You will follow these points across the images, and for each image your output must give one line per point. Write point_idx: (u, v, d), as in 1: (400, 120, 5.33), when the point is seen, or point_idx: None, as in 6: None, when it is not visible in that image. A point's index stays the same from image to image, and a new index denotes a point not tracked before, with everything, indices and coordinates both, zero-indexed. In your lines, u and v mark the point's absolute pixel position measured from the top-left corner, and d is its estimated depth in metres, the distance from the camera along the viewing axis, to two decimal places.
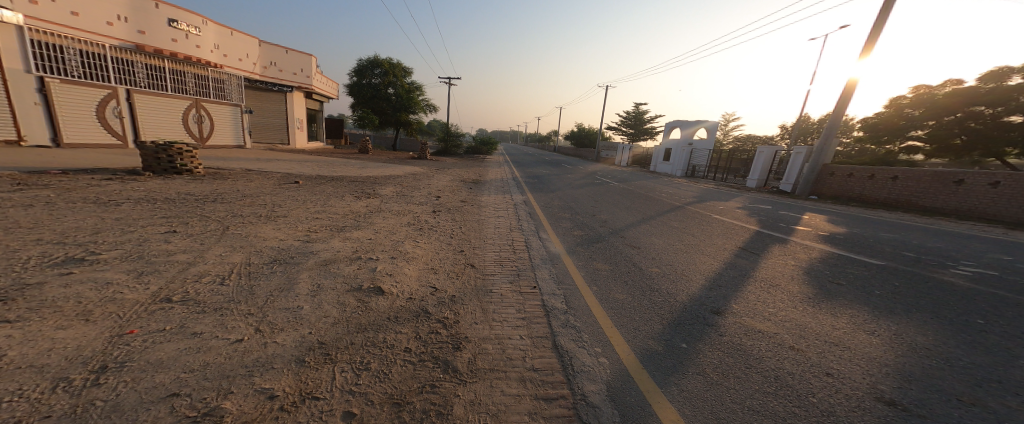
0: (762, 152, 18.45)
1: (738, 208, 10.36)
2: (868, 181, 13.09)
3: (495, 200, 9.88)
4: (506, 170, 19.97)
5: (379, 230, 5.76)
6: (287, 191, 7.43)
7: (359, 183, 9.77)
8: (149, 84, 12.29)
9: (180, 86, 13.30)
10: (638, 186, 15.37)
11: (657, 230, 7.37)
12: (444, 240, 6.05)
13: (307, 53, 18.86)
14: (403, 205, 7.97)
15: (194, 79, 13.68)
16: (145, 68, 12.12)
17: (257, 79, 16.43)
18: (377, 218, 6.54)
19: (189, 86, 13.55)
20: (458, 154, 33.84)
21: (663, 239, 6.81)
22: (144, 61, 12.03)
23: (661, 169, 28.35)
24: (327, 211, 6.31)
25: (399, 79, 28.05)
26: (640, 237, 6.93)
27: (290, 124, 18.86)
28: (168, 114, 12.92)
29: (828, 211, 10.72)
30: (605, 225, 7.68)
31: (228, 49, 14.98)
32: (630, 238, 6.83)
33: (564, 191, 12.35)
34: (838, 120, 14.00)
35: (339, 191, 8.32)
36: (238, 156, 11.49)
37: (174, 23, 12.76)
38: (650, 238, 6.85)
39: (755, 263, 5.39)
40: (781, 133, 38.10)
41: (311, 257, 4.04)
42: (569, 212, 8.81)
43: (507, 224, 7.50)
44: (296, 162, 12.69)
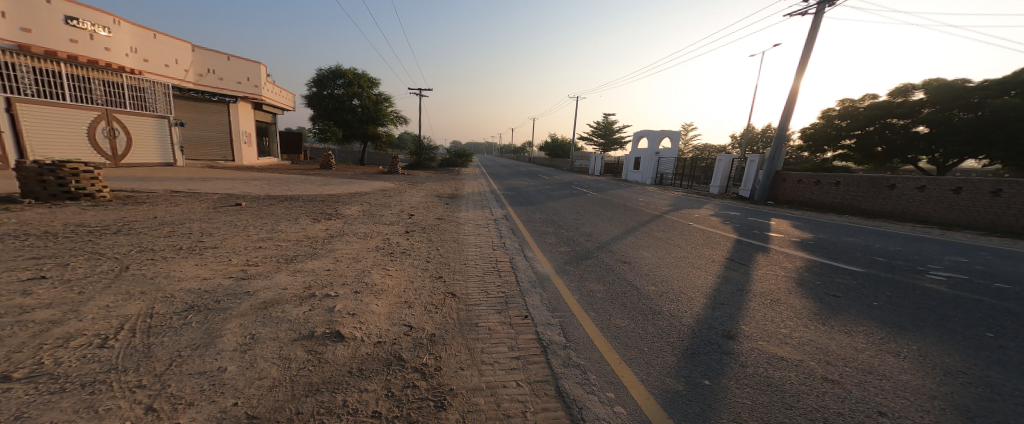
0: (721, 160, 19.25)
1: (711, 216, 10.45)
2: (815, 187, 13.80)
3: (473, 216, 9.28)
4: (481, 182, 19.29)
5: (339, 258, 4.96)
6: (228, 216, 6.40)
7: (318, 202, 8.78)
8: (37, 91, 10.37)
9: (85, 95, 11.32)
10: (612, 196, 15.38)
11: (642, 243, 7.11)
12: (418, 265, 5.36)
13: (255, 61, 17.46)
14: (368, 226, 7.15)
15: (104, 86, 11.81)
16: (32, 72, 10.23)
17: (189, 88, 14.70)
18: (338, 242, 5.72)
19: (97, 95, 11.60)
20: (431, 167, 32.72)
21: (650, 252, 6.54)
22: (30, 64, 10.16)
23: (633, 177, 29.15)
24: (274, 237, 5.40)
25: (365, 90, 26.71)
26: (626, 251, 6.62)
27: (233, 138, 17.12)
28: (68, 127, 10.99)
29: (791, 217, 11.08)
30: (589, 239, 7.31)
31: (150, 54, 13.28)
32: (616, 253, 6.49)
33: (544, 203, 11.97)
34: (785, 129, 14.76)
35: (292, 212, 7.35)
36: (165, 176, 9.95)
37: (73, 20, 11.04)
38: (638, 252, 6.55)
39: (748, 275, 5.20)
40: (733, 143, 40.50)
41: (244, 300, 3.19)
42: (552, 226, 8.39)
43: (485, 243, 6.91)
44: (243, 179, 11.30)
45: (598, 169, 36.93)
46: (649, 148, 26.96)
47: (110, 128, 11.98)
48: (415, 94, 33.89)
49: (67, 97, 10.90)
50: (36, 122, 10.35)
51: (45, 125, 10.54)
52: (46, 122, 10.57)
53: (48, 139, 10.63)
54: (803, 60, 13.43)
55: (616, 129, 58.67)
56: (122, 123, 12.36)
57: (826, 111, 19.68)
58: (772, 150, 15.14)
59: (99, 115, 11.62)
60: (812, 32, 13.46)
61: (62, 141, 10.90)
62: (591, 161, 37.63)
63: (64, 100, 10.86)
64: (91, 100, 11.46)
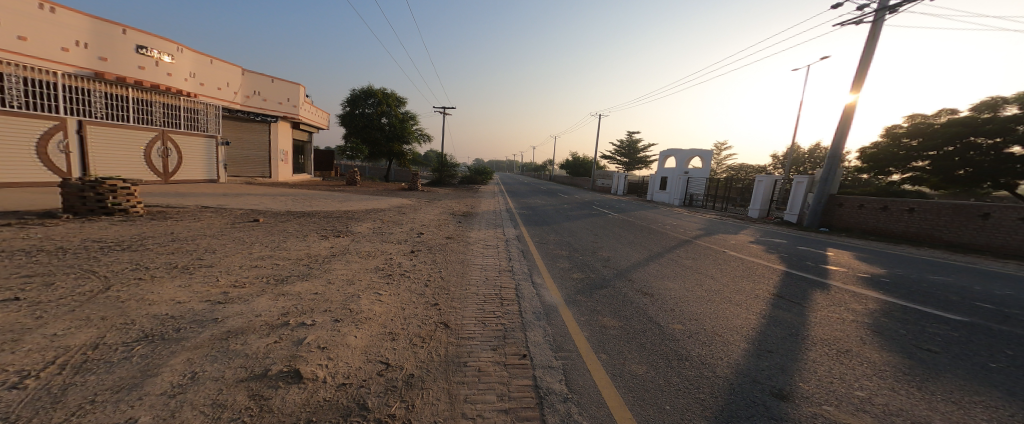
0: (761, 181, 17.63)
1: (751, 243, 9.34)
2: (881, 213, 12.10)
3: (484, 235, 8.89)
4: (500, 200, 19.03)
5: (332, 280, 4.66)
6: (240, 231, 6.42)
7: (332, 218, 8.79)
8: (105, 114, 11.38)
9: (146, 117, 12.43)
10: (639, 217, 14.44)
11: (671, 271, 6.33)
12: (414, 289, 4.96)
13: (294, 82, 18.52)
14: (375, 244, 6.92)
15: (162, 109, 12.88)
16: (104, 97, 11.33)
17: (236, 109, 15.84)
18: (337, 262, 5.46)
19: (156, 117, 12.72)
20: (452, 184, 33.21)
21: (680, 282, 5.75)
22: (102, 90, 11.28)
23: (658, 197, 27.76)
24: (273, 255, 5.23)
25: (392, 109, 27.86)
26: (653, 280, 5.88)
27: (272, 156, 18.11)
28: (128, 147, 11.99)
29: (852, 246, 9.64)
30: (608, 265, 6.63)
31: (205, 78, 14.46)
32: (642, 283, 5.76)
33: (560, 223, 11.35)
34: (840, 149, 13.23)
35: (303, 228, 7.32)
36: (201, 192, 10.49)
37: (143, 49, 12.32)
38: (665, 282, 5.78)
39: (804, 318, 4.31)
40: (773, 163, 37.84)
41: (207, 329, 2.90)
42: (567, 248, 7.80)
43: (493, 266, 6.44)
44: (273, 195, 11.85)
45: (621, 188, 35.76)
46: (677, 167, 25.65)
47: (165, 148, 13.02)
48: (440, 113, 34.68)
49: (131, 119, 11.98)
50: (103, 143, 11.37)
51: (110, 146, 11.56)
52: (111, 143, 11.57)
53: (111, 158, 11.61)
54: (860, 72, 12.04)
55: (645, 148, 57.06)
56: (175, 143, 13.38)
57: (892, 129, 17.54)
58: (823, 169, 13.57)
59: (156, 135, 12.70)
60: (870, 42, 12.07)
61: (122, 160, 11.87)
62: (613, 180, 36.64)
63: (127, 122, 11.90)
64: (151, 122, 12.58)
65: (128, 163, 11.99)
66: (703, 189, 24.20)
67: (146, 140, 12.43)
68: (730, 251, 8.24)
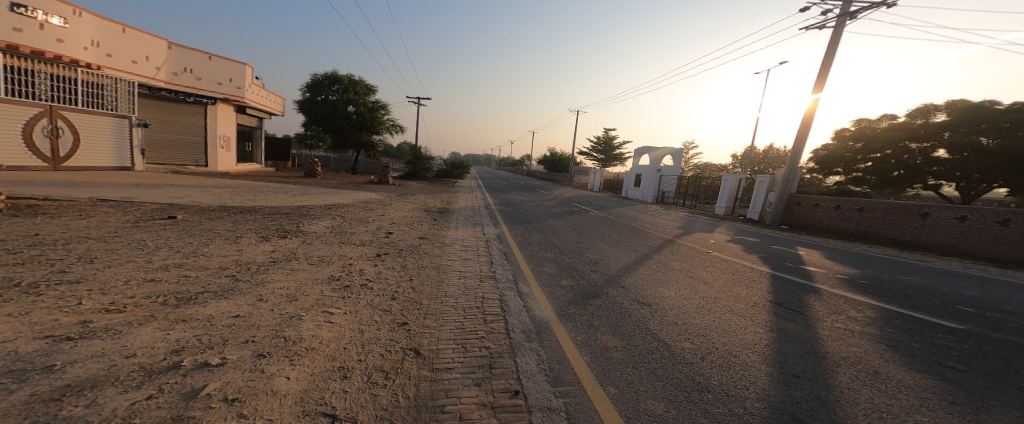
0: (728, 180, 18.15)
1: (729, 242, 9.23)
2: (835, 212, 12.69)
3: (462, 235, 8.01)
4: (478, 195, 18.09)
5: (266, 294, 3.62)
6: (144, 233, 5.05)
7: (283, 214, 7.49)
8: None
9: (26, 90, 9.73)
10: (615, 215, 14.19)
11: (662, 276, 5.88)
12: (376, 304, 4.03)
13: (240, 62, 16.29)
14: (331, 247, 5.83)
15: (48, 80, 10.20)
16: None
17: (160, 87, 13.41)
18: (276, 270, 4.39)
19: (41, 89, 10.03)
20: (427, 178, 31.63)
21: (674, 289, 5.29)
22: None
23: (633, 194, 28.26)
24: (183, 264, 4.05)
25: (361, 97, 25.69)
26: (647, 287, 5.37)
27: (209, 142, 15.75)
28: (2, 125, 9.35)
29: (817, 244, 9.88)
30: (597, 270, 6.08)
31: (114, 48, 11.79)
32: (637, 291, 5.22)
33: (542, 221, 10.75)
34: (801, 151, 13.78)
35: (241, 227, 6.06)
36: (107, 181, 8.60)
37: (20, 7, 9.47)
38: (660, 290, 5.28)
39: (812, 331, 3.90)
40: (735, 162, 39.71)
41: (28, 388, 1.86)
42: (552, 250, 7.17)
43: (470, 271, 5.63)
44: (206, 186, 10.03)
45: (597, 185, 35.98)
46: (649, 165, 26.12)
47: (54, 126, 10.38)
48: (410, 103, 32.65)
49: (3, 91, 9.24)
50: None
51: None
52: None
53: None
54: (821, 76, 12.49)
55: (615, 146, 57.92)
56: (69, 122, 10.77)
57: (841, 132, 18.72)
58: (785, 170, 14.12)
59: (42, 111, 10.07)
60: (831, 49, 12.67)
61: None
62: (588, 176, 36.79)
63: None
64: (35, 96, 9.91)
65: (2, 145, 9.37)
66: (674, 187, 24.83)
67: (27, 116, 9.81)
68: (711, 252, 7.96)
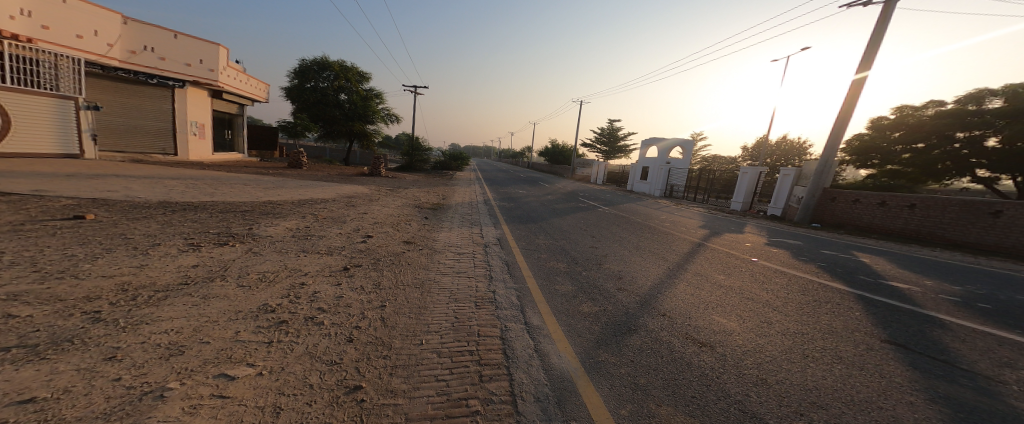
0: (746, 173, 16.66)
1: (769, 245, 7.79)
2: (878, 208, 11.20)
3: (456, 237, 6.65)
4: (476, 189, 16.71)
5: (130, 341, 2.30)
6: (19, 240, 3.70)
7: (240, 211, 6.14)
8: None
9: None
10: (629, 212, 12.81)
11: (714, 298, 4.44)
12: (320, 353, 2.75)
13: (213, 42, 14.81)
14: (284, 257, 4.45)
15: None
16: None
17: (115, 66, 11.93)
18: (180, 298, 3.03)
19: None
20: (424, 170, 30.21)
21: (738, 320, 3.87)
22: None
23: (639, 188, 27.12)
24: (26, 292, 2.68)
25: (354, 84, 24.14)
26: (699, 316, 3.95)
27: (178, 129, 14.34)
28: None
29: (868, 248, 8.50)
30: (624, 288, 4.69)
31: (53, 20, 10.25)
32: (691, 324, 3.78)
33: (548, 220, 9.38)
34: (838, 141, 12.33)
35: (173, 231, 4.72)
36: (43, 170, 7.34)
37: None
38: (719, 321, 3.86)
39: (1002, 404, 2.45)
40: (744, 155, 38.15)
41: None
42: (563, 259, 5.85)
43: (462, 292, 4.29)
44: (159, 176, 8.58)
45: (600, 177, 34.96)
46: (658, 158, 24.79)
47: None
48: (410, 92, 30.76)
49: None
50: None
51: None
52: None
53: None
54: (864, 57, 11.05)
55: (616, 138, 56.08)
56: None
57: (878, 119, 17.22)
58: (819, 161, 12.71)
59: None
60: (880, 27, 11.17)
61: None
62: (591, 170, 35.50)
63: None
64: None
65: None
66: (684, 180, 23.82)
67: None
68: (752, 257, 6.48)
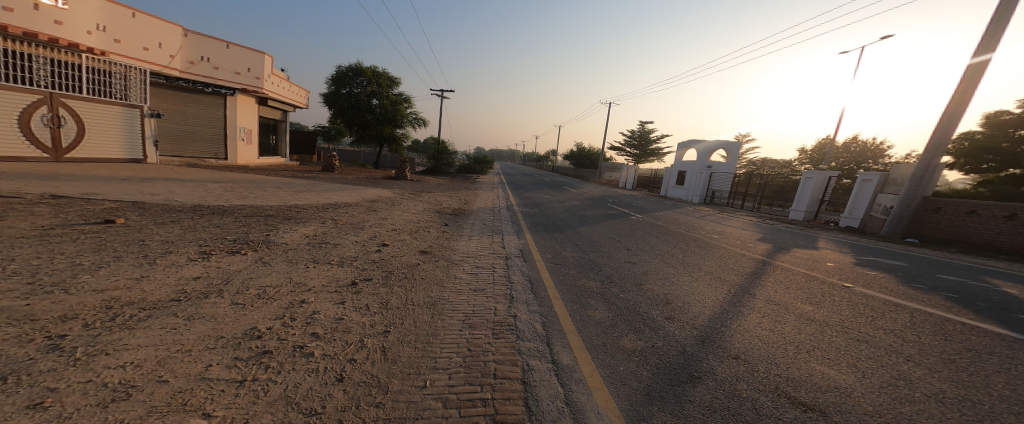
0: (811, 178, 14.50)
1: (860, 264, 6.35)
2: (1005, 222, 8.81)
3: (475, 248, 6.09)
4: (498, 193, 16.27)
5: (72, 381, 1.96)
6: (35, 247, 3.62)
7: (261, 216, 6.03)
8: None
9: (24, 75, 9.25)
10: (668, 221, 11.60)
11: (807, 333, 3.38)
12: (297, 398, 2.20)
13: (260, 51, 15.66)
14: (292, 268, 4.11)
15: (48, 65, 9.69)
16: None
17: (175, 76, 12.98)
18: (162, 319, 2.71)
19: (39, 75, 9.51)
20: (447, 173, 30.49)
21: (850, 371, 2.72)
22: None
23: (673, 193, 25.29)
24: (1, 310, 2.48)
25: (384, 89, 24.79)
26: (791, 362, 2.87)
27: (229, 134, 15.31)
28: None
29: (990, 270, 6.77)
30: (675, 318, 3.76)
31: (122, 34, 11.43)
32: (781, 374, 2.71)
33: (575, 229, 8.59)
34: (945, 140, 10.31)
35: (185, 237, 4.56)
36: (98, 173, 7.84)
37: None
38: (823, 371, 2.73)
39: None
40: (800, 157, 34.65)
41: None
42: (596, 278, 5.05)
43: (478, 316, 3.66)
44: (202, 180, 8.90)
45: (629, 181, 33.22)
46: (697, 161, 22.87)
47: (55, 115, 9.81)
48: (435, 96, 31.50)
49: None
50: None
51: None
52: None
53: None
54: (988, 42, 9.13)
55: (651, 140, 53.45)
56: (72, 111, 10.14)
57: (997, 114, 14.31)
58: (918, 164, 10.59)
59: (41, 98, 9.51)
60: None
61: None
62: (620, 173, 33.95)
63: None
64: (32, 82, 9.38)
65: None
66: (728, 186, 21.69)
67: (22, 105, 9.20)
68: (843, 281, 5.19)
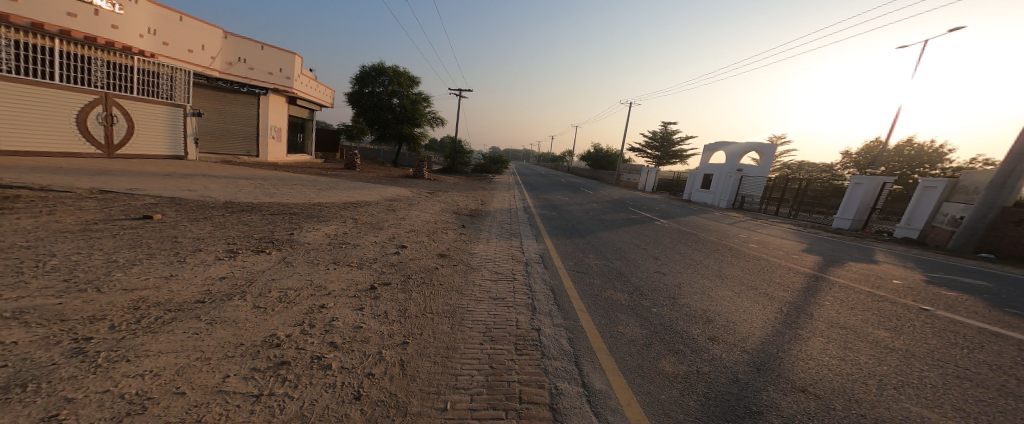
0: (862, 184, 13.40)
1: (934, 282, 5.67)
2: None
3: (494, 252, 5.91)
4: (516, 194, 16.08)
5: (90, 390, 1.92)
6: (77, 242, 3.73)
7: (286, 214, 6.09)
8: (15, 66, 8.80)
9: (82, 77, 9.83)
10: (696, 227, 11.01)
11: (877, 365, 2.95)
12: (312, 416, 2.07)
13: (291, 53, 16.11)
14: (313, 270, 4.07)
15: (104, 67, 10.25)
16: (9, 46, 8.73)
17: (216, 77, 13.60)
18: (184, 323, 2.68)
19: (96, 76, 10.10)
20: (465, 172, 30.62)
21: (960, 418, 2.29)
22: (9, 37, 8.70)
23: (699, 197, 24.24)
24: (33, 309, 2.51)
25: (404, 88, 25.09)
26: (875, 399, 2.47)
27: (261, 132, 15.92)
28: (57, 113, 9.49)
29: None
30: (718, 338, 3.41)
31: (171, 36, 12.05)
32: (866, 414, 2.33)
33: (596, 233, 8.26)
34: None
35: (211, 234, 4.61)
36: (140, 169, 8.23)
37: None
38: (923, 415, 2.31)
39: None
40: (844, 160, 32.37)
41: None
42: (624, 289, 4.74)
43: (500, 329, 3.46)
44: (234, 176, 9.18)
45: (652, 184, 32.22)
46: (725, 164, 21.77)
47: (108, 113, 10.44)
48: (454, 95, 31.59)
49: (57, 76, 9.39)
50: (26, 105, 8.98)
51: (37, 111, 9.17)
52: (39, 108, 9.19)
53: (36, 127, 9.21)
54: None
55: (679, 141, 51.58)
56: (124, 110, 10.77)
57: None
58: (999, 170, 9.60)
59: (97, 98, 10.12)
60: None
61: (48, 129, 9.40)
62: (641, 175, 33.04)
63: (54, 81, 9.35)
64: (89, 83, 9.96)
65: (56, 133, 9.53)
66: (759, 191, 20.57)
67: (80, 104, 9.84)
68: (919, 302, 4.59)
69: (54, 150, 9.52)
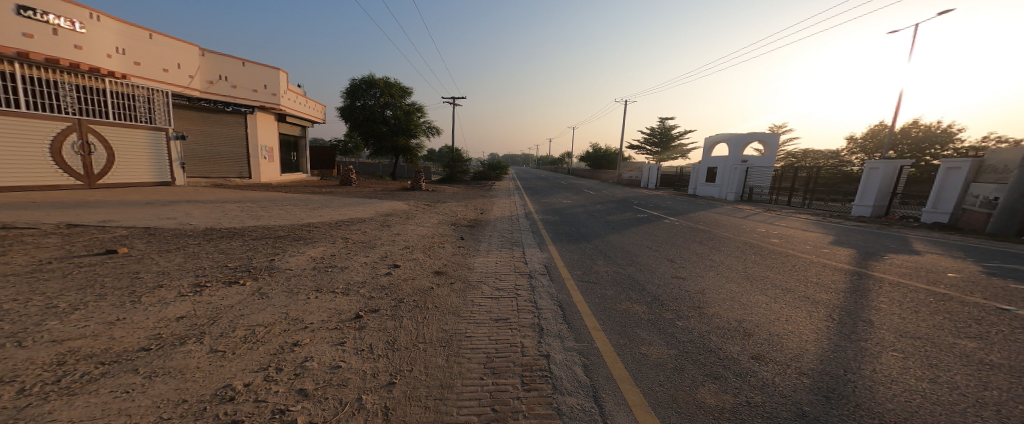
0: (877, 169, 12.85)
1: (997, 274, 5.13)
2: None
3: (495, 265, 5.43)
4: (516, 200, 15.62)
5: None
6: (20, 287, 3.29)
7: (270, 238, 5.65)
8: None
9: (52, 103, 9.60)
10: (706, 223, 10.48)
11: (974, 390, 2.48)
12: None
13: (274, 67, 16.01)
14: (290, 300, 3.60)
15: (74, 91, 10.02)
16: None
17: (196, 96, 13.41)
18: (115, 379, 2.19)
19: (67, 101, 9.86)
20: (463, 181, 30.27)
21: None
22: None
23: (703, 191, 23.67)
24: None
25: (396, 100, 24.86)
26: None
27: (251, 153, 15.73)
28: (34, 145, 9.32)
29: None
30: (765, 358, 2.94)
31: (142, 56, 11.88)
32: None
33: (604, 237, 7.77)
34: None
35: (179, 267, 4.16)
36: (122, 198, 7.88)
37: (29, 12, 9.40)
38: None
39: None
40: (850, 146, 31.71)
41: None
42: (643, 300, 4.23)
43: (503, 357, 2.96)
44: (222, 200, 8.81)
45: (654, 181, 31.64)
46: (729, 156, 21.22)
47: (85, 142, 10.20)
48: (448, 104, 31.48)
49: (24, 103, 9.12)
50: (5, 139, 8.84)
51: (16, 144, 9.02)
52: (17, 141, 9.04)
53: (15, 160, 9.05)
54: None
55: (677, 136, 51.06)
56: (102, 137, 10.56)
57: None
58: None
59: (72, 126, 9.91)
60: None
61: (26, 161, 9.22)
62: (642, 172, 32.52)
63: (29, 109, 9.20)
64: (60, 109, 9.73)
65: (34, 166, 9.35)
66: (767, 181, 19.97)
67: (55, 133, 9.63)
68: (996, 302, 4.12)
69: (32, 184, 9.32)
